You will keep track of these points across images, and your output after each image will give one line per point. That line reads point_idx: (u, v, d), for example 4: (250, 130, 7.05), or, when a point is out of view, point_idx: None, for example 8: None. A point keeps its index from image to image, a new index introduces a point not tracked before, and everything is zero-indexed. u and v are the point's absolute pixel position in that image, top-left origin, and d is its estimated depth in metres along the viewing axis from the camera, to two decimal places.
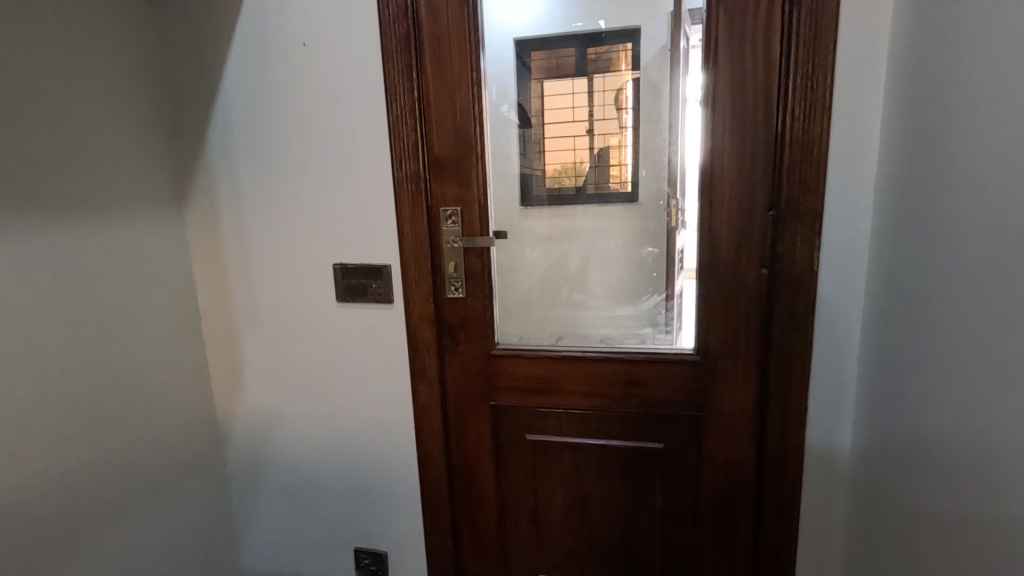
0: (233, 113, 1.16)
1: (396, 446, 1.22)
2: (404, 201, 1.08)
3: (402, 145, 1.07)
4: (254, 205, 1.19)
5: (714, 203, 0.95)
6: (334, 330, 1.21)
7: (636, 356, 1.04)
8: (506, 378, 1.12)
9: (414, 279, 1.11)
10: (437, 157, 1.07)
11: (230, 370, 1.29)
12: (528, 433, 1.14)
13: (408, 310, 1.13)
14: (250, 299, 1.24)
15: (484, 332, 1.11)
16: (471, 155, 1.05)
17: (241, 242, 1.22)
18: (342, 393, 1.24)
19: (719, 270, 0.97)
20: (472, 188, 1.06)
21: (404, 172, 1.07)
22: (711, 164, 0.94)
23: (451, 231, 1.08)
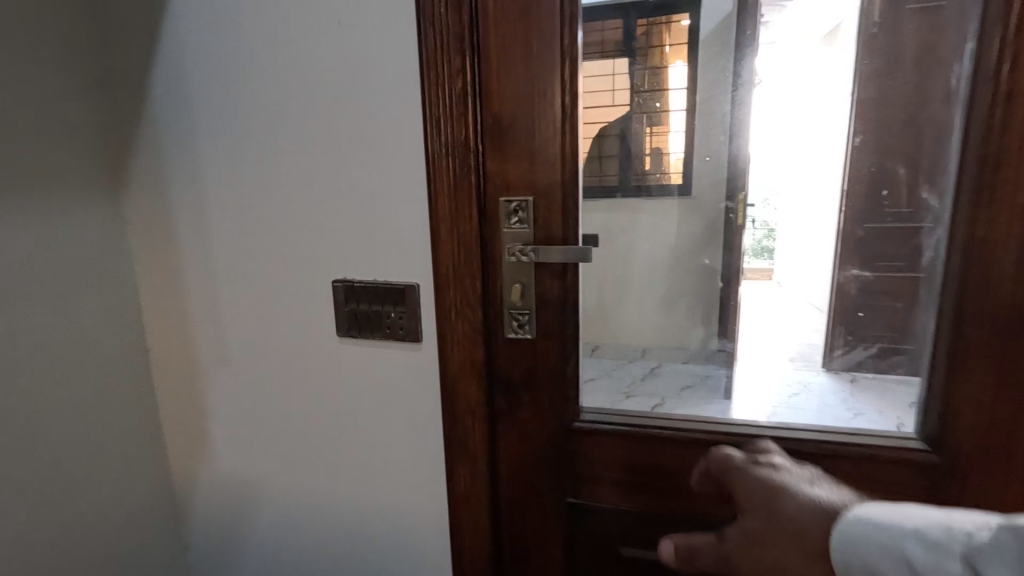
0: (190, 52, 0.77)
1: (426, 549, 0.84)
2: (443, 188, 0.69)
3: (442, 100, 0.67)
4: (221, 188, 0.80)
5: (999, 196, 0.53)
6: (337, 378, 0.82)
7: (816, 449, 0.64)
8: (593, 464, 0.73)
9: (455, 310, 0.72)
10: (497, 118, 0.67)
11: (192, 425, 0.92)
12: (623, 548, 0.75)
13: (444, 356, 0.74)
14: (217, 324, 0.86)
15: (562, 393, 0.72)
16: (555, 114, 0.65)
17: (203, 244, 0.83)
18: (347, 468, 0.86)
19: (992, 315, 0.56)
20: (553, 169, 0.67)
21: (445, 141, 0.68)
22: (1001, 122, 0.52)
23: (517, 237, 0.69)
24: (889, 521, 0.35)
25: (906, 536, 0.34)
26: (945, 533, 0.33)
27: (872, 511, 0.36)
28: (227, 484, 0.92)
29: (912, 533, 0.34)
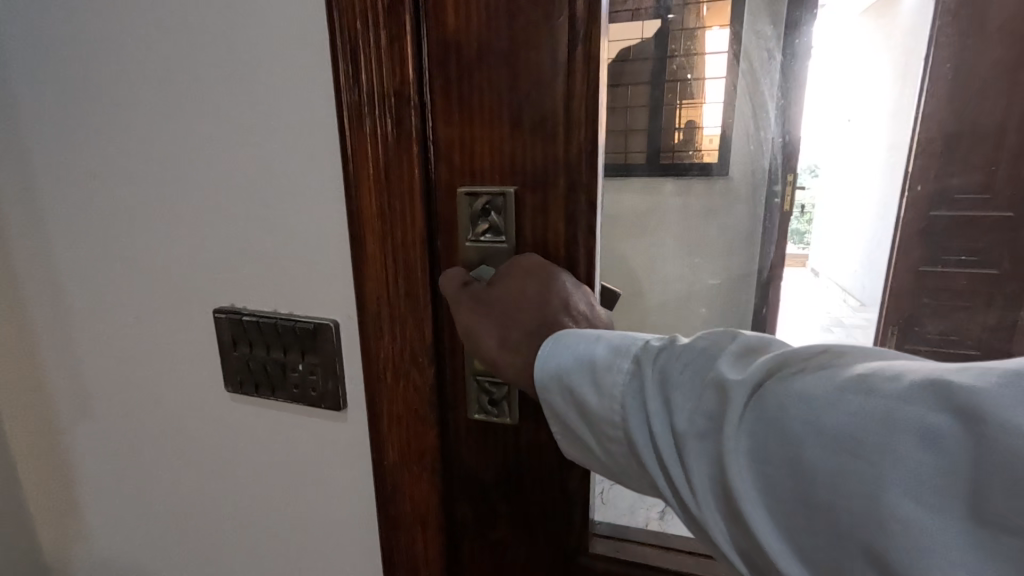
0: None
1: None
2: (365, 169, 0.41)
3: (363, 15, 0.38)
4: (62, 162, 0.54)
5: None
6: (235, 447, 0.57)
7: None
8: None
9: (392, 369, 0.45)
10: (459, 49, 0.38)
11: (58, 488, 0.67)
12: None
13: (377, 433, 0.47)
14: (75, 358, 0.60)
15: (558, 507, 0.45)
16: (559, 42, 0.36)
17: (46, 243, 0.57)
18: (256, 567, 0.61)
19: None
20: (553, 144, 0.38)
21: (368, 89, 0.39)
22: None
23: (490, 259, 0.41)
24: (588, 337, 0.34)
25: (598, 343, 0.33)
26: (624, 338, 0.33)
27: (577, 328, 0.35)
28: (106, 569, 0.68)
29: (601, 338, 0.33)
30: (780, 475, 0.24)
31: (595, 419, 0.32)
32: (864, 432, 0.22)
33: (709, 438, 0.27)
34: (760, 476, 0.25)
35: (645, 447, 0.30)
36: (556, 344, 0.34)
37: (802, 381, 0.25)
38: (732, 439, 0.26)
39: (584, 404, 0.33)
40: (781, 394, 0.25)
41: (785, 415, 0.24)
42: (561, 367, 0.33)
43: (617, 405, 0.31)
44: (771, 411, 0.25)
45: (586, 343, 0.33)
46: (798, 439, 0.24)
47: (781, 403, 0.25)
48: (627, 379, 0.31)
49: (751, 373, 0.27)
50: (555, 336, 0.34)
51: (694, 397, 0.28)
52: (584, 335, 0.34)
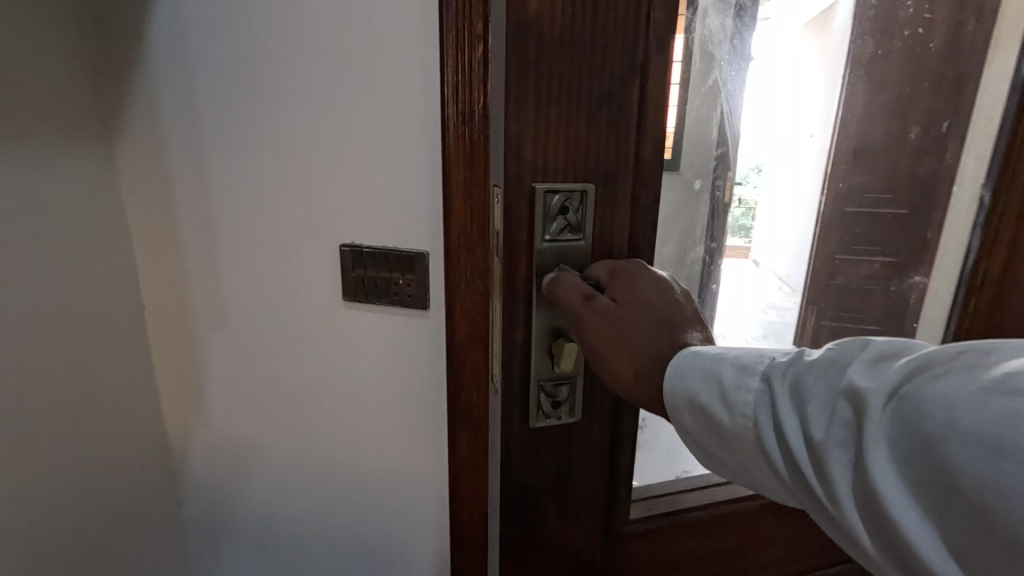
0: (189, 4, 0.73)
1: (424, 512, 0.88)
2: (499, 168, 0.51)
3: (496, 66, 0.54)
4: (220, 148, 0.78)
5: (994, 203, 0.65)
6: (341, 346, 0.83)
7: None
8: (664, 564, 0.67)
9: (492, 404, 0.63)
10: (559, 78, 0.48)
11: (188, 385, 0.91)
12: None
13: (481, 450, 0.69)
14: (214, 288, 0.84)
15: None
16: (632, 60, 0.49)
17: (198, 203, 0.81)
18: (347, 434, 0.87)
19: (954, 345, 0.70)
20: (619, 142, 0.51)
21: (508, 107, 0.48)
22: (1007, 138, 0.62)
23: (570, 256, 0.52)
24: (715, 357, 0.40)
25: (725, 363, 0.39)
26: (755, 359, 0.38)
27: (703, 349, 0.42)
28: (223, 446, 0.93)
29: (727, 358, 0.39)
30: (916, 469, 0.28)
31: (731, 436, 0.38)
32: (1011, 430, 0.24)
33: (847, 446, 0.31)
34: (895, 471, 0.28)
35: (777, 449, 0.35)
36: (680, 366, 0.42)
37: (917, 385, 0.29)
38: (873, 437, 0.29)
39: (714, 419, 0.39)
40: (919, 394, 0.28)
41: (927, 419, 0.27)
42: (680, 375, 0.41)
43: (749, 412, 0.36)
44: (916, 412, 0.28)
45: (704, 361, 0.40)
46: (939, 437, 0.27)
47: (918, 405, 0.28)
48: (758, 395, 0.36)
49: (884, 380, 0.30)
50: (683, 355, 0.42)
51: (826, 406, 0.32)
52: (706, 354, 0.41)
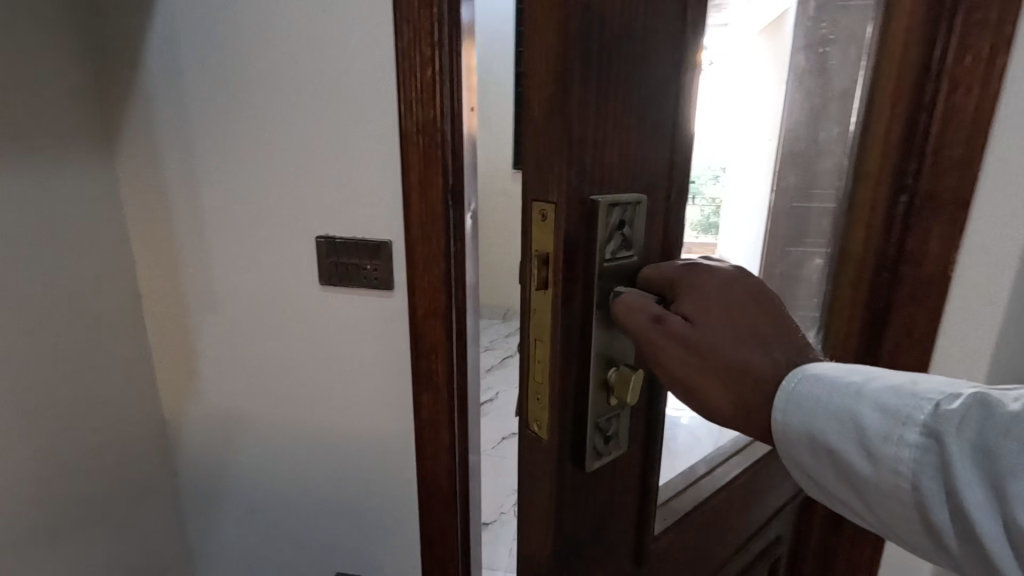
0: (181, 32, 0.86)
1: (393, 470, 1.00)
2: (554, 173, 0.39)
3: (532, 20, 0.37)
4: (208, 154, 0.91)
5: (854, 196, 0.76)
6: (317, 325, 0.95)
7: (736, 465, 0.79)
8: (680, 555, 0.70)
9: (532, 457, 0.46)
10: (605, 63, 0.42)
11: (181, 363, 1.03)
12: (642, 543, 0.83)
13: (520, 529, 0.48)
14: (205, 276, 0.97)
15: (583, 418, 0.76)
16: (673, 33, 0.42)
17: (190, 202, 0.94)
18: (324, 404, 1.00)
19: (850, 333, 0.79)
20: (664, 122, 0.44)
21: (540, 109, 0.38)
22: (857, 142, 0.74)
23: (625, 275, 0.44)
24: (853, 400, 0.40)
25: (864, 403, 0.39)
26: (902, 399, 0.38)
27: (831, 371, 0.42)
28: (213, 419, 1.05)
29: (867, 396, 0.39)
30: None
31: (874, 484, 0.39)
32: None
33: None
34: None
35: (945, 519, 0.36)
36: (814, 411, 0.41)
37: None
38: None
39: (854, 465, 0.39)
40: None
41: None
42: (807, 422, 0.41)
43: (901, 474, 0.37)
44: None
45: (837, 398, 0.40)
46: None
47: None
48: (918, 452, 0.36)
49: None
50: (802, 383, 0.41)
51: (1021, 486, 0.32)
52: (841, 387, 0.41)
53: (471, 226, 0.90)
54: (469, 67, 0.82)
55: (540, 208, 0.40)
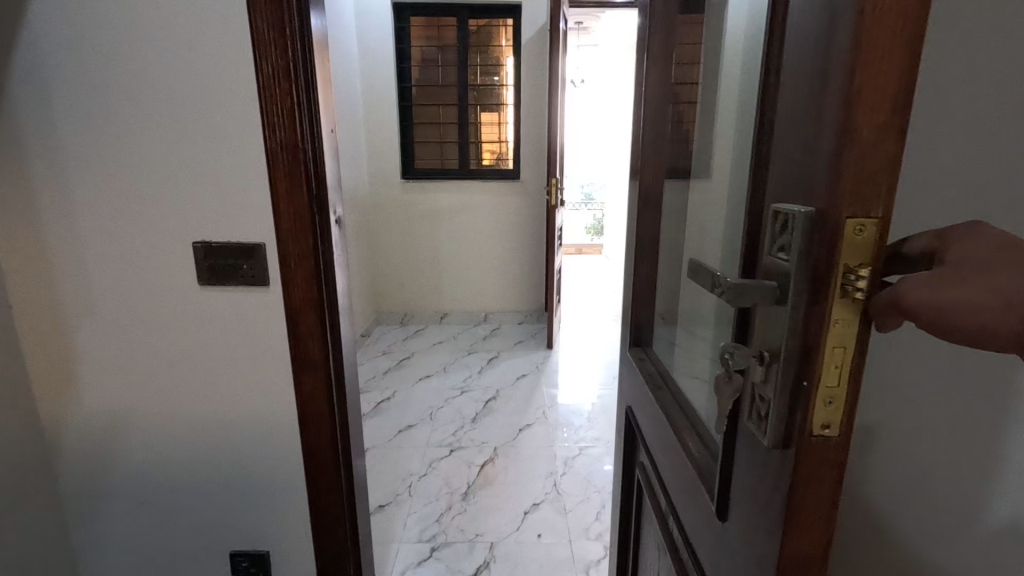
0: (52, 62, 0.95)
1: (279, 447, 1.13)
2: (876, 192, 0.34)
3: (862, 54, 0.33)
4: (84, 171, 0.99)
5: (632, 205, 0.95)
6: (200, 321, 1.06)
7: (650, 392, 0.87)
8: (667, 467, 0.76)
9: (811, 470, 0.39)
10: (786, 117, 0.42)
11: (59, 368, 1.08)
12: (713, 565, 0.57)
13: (781, 548, 0.42)
14: (83, 283, 1.04)
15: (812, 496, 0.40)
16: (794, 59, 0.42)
17: (65, 215, 1.01)
18: (211, 394, 1.10)
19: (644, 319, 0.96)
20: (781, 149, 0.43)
21: (871, 137, 0.34)
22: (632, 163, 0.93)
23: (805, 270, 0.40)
24: None
25: None
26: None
27: None
28: (98, 419, 1.11)
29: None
30: None
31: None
32: None
33: None
34: None
35: None
36: None
37: None
38: None
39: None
40: None
41: None
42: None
43: None
44: None
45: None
46: None
47: None
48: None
49: None
50: None
51: None
52: None
53: (337, 228, 1.07)
54: (323, 97, 1.00)
55: (858, 224, 0.35)
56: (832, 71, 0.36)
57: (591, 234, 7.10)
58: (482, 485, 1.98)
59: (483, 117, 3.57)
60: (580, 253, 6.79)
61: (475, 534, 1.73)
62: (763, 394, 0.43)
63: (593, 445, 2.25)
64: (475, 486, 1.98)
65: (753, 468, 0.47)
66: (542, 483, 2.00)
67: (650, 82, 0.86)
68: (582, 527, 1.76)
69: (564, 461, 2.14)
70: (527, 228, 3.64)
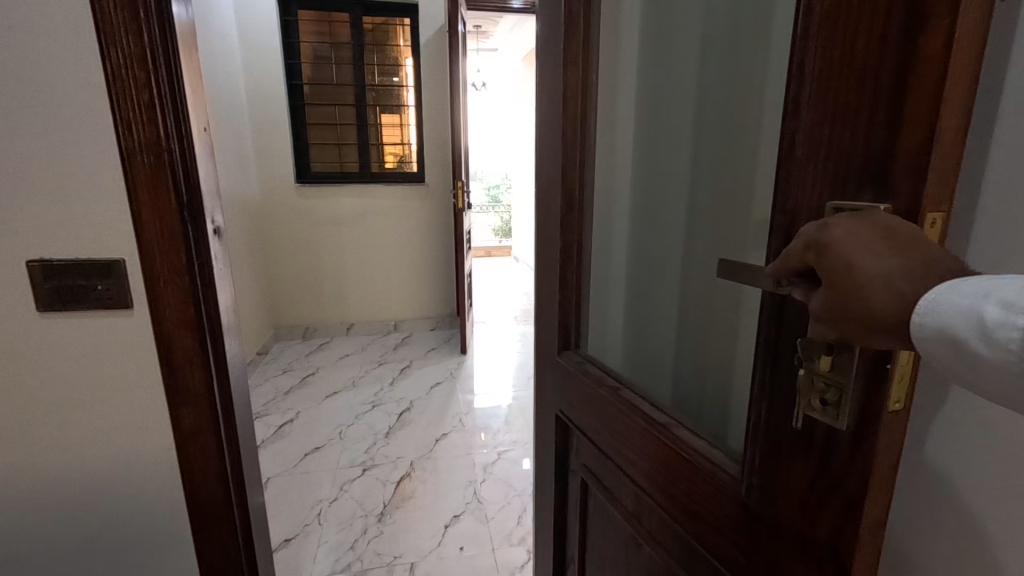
0: None
1: (159, 493, 0.98)
2: (946, 187, 0.36)
3: (957, 47, 0.33)
4: None
5: (550, 206, 0.94)
6: (45, 354, 0.90)
7: (597, 394, 0.85)
8: (635, 464, 0.75)
9: (887, 446, 0.40)
10: (830, 122, 0.41)
11: None
12: (742, 560, 0.56)
13: (855, 528, 0.42)
14: None
15: (887, 472, 0.41)
16: (833, 67, 0.40)
17: None
18: (66, 436, 0.94)
19: (566, 320, 0.95)
20: (819, 158, 0.42)
21: (951, 131, 0.35)
22: (548, 165, 0.93)
23: None
24: (975, 293, 0.32)
25: (985, 303, 0.32)
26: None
27: (958, 281, 0.34)
28: None
29: (992, 293, 0.32)
30: None
31: (987, 368, 0.32)
32: None
33: None
34: None
35: None
36: (943, 294, 0.33)
37: None
38: None
39: (969, 354, 0.32)
40: None
41: None
42: (930, 304, 0.33)
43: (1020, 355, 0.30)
44: None
45: (965, 294, 0.33)
46: None
47: None
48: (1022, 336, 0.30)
49: None
50: (947, 283, 0.34)
51: None
52: (965, 289, 0.33)
53: (218, 238, 0.94)
54: (192, 90, 0.87)
55: (932, 217, 0.36)
56: (910, 65, 0.35)
57: (500, 236, 7.15)
58: (398, 502, 1.89)
59: (384, 119, 3.45)
60: (490, 255, 6.80)
61: (394, 556, 1.64)
62: (828, 384, 0.41)
63: (511, 449, 2.24)
64: (392, 505, 1.88)
65: (800, 457, 0.46)
66: (462, 492, 1.95)
67: (563, 80, 0.86)
68: (504, 533, 1.73)
69: (483, 467, 2.11)
70: (435, 232, 3.55)
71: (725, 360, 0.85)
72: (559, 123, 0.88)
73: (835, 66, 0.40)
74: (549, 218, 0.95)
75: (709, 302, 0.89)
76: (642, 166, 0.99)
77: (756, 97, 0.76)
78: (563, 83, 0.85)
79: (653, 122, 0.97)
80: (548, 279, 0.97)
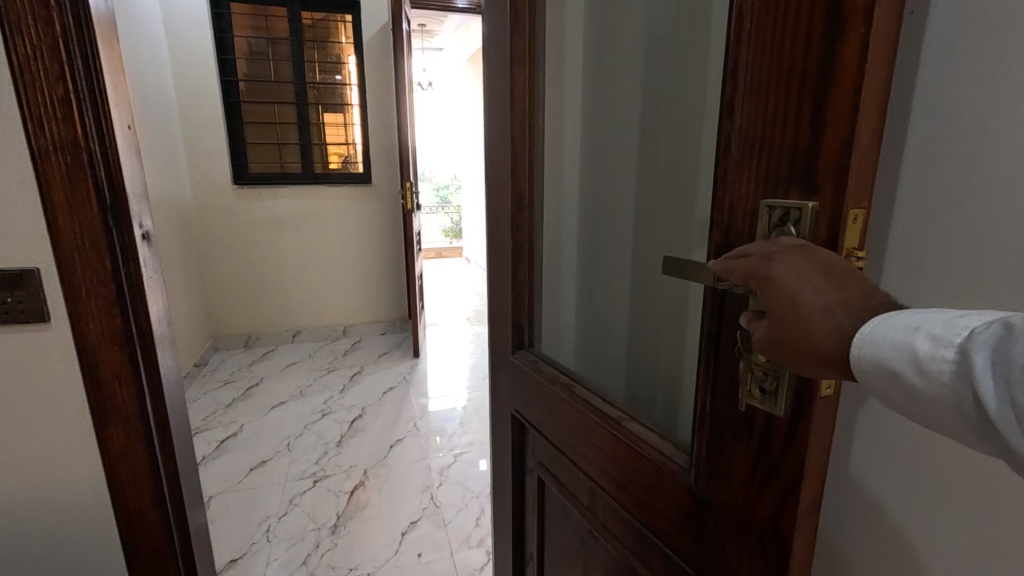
0: None
1: (86, 519, 0.91)
2: (866, 184, 0.39)
3: (871, 56, 0.36)
4: None
5: (500, 204, 0.94)
6: None
7: (551, 394, 0.85)
8: (590, 458, 0.76)
9: (819, 428, 0.42)
10: (763, 120, 0.43)
11: None
12: (693, 545, 0.58)
13: (793, 504, 0.44)
14: None
15: (820, 451, 0.43)
16: (763, 67, 0.43)
17: None
18: None
19: (519, 320, 0.95)
20: (753, 155, 0.44)
21: (868, 134, 0.37)
22: (498, 165, 0.93)
23: None
24: (907, 327, 0.33)
25: (917, 337, 0.32)
26: (949, 324, 0.32)
27: (891, 316, 0.35)
28: None
29: (920, 327, 0.33)
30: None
31: (917, 398, 0.33)
32: None
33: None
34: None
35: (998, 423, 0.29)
36: (878, 329, 0.34)
37: None
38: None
39: (903, 384, 0.33)
40: None
41: None
42: (868, 338, 0.34)
43: (947, 386, 0.31)
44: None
45: (898, 327, 0.33)
46: None
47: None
48: (954, 368, 0.31)
49: None
50: (881, 317, 0.35)
51: None
52: (898, 322, 0.34)
53: (147, 244, 0.88)
54: (114, 85, 0.81)
55: (855, 213, 0.38)
56: (832, 71, 0.38)
57: (451, 237, 7.09)
58: (352, 513, 1.84)
59: (327, 118, 3.34)
60: (441, 255, 6.73)
61: (349, 569, 1.59)
62: (766, 372, 0.44)
63: (467, 450, 2.23)
64: (345, 516, 1.82)
65: (743, 442, 0.48)
66: (418, 498, 1.92)
67: (510, 80, 0.86)
68: (462, 537, 1.72)
69: (440, 471, 2.09)
70: (383, 234, 3.48)
71: (673, 353, 0.88)
72: (508, 123, 0.88)
73: (766, 66, 0.43)
74: (499, 218, 0.95)
75: (657, 297, 0.92)
76: (590, 166, 1.01)
77: (699, 99, 0.79)
78: (510, 83, 0.86)
79: (599, 123, 0.99)
80: (501, 280, 0.97)
